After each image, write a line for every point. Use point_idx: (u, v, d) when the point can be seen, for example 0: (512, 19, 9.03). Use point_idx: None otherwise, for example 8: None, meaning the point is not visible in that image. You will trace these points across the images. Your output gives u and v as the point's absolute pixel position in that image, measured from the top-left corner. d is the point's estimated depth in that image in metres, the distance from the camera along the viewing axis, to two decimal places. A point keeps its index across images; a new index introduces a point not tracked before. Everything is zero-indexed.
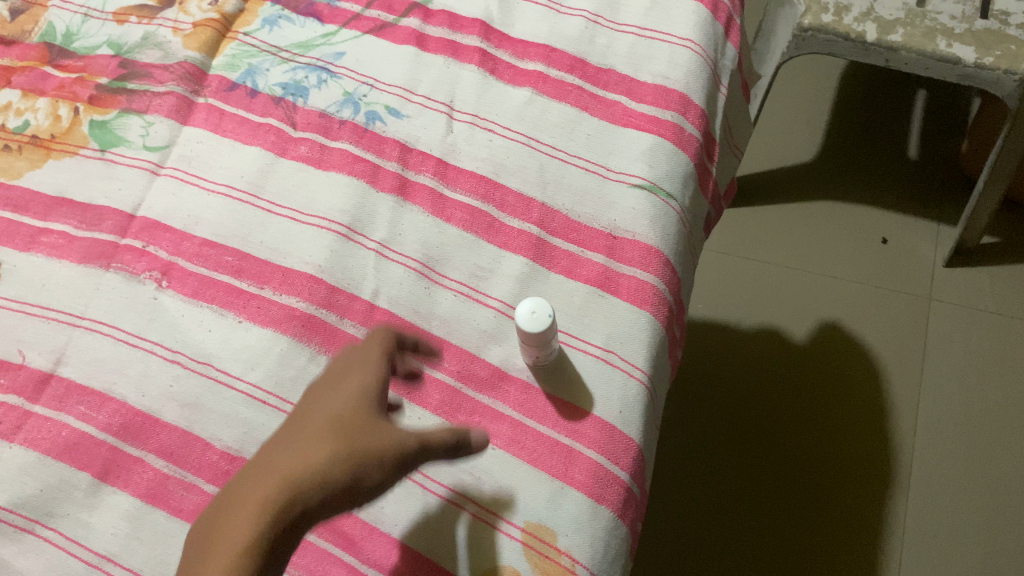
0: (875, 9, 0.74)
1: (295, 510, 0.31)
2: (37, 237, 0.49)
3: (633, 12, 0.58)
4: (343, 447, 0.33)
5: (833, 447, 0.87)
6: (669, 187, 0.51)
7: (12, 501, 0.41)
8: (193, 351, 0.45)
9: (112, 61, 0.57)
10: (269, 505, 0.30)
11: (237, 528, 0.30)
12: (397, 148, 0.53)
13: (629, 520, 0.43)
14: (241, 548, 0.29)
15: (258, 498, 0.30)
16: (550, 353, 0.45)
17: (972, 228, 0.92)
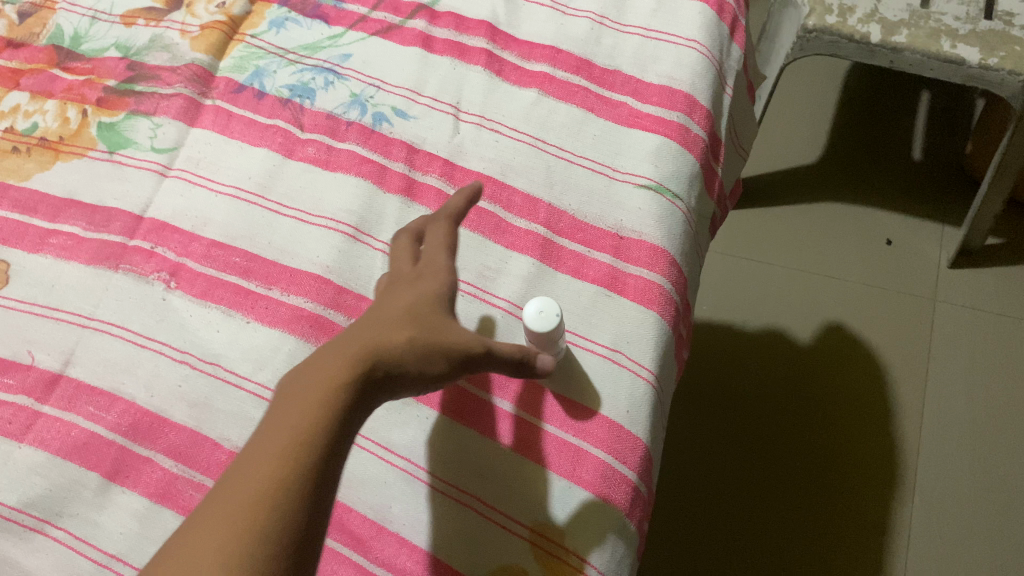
0: (879, 10, 0.73)
1: (375, 376, 0.31)
2: (46, 238, 0.50)
3: (639, 13, 0.58)
4: (420, 329, 0.34)
5: (839, 448, 0.87)
6: (676, 187, 0.51)
7: (23, 500, 0.42)
8: (202, 351, 0.46)
9: (120, 63, 0.57)
10: (355, 362, 0.31)
11: (323, 376, 0.30)
12: (404, 149, 0.53)
13: (636, 519, 0.43)
14: (327, 394, 0.29)
15: (344, 355, 0.31)
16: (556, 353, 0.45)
17: (976, 228, 0.91)
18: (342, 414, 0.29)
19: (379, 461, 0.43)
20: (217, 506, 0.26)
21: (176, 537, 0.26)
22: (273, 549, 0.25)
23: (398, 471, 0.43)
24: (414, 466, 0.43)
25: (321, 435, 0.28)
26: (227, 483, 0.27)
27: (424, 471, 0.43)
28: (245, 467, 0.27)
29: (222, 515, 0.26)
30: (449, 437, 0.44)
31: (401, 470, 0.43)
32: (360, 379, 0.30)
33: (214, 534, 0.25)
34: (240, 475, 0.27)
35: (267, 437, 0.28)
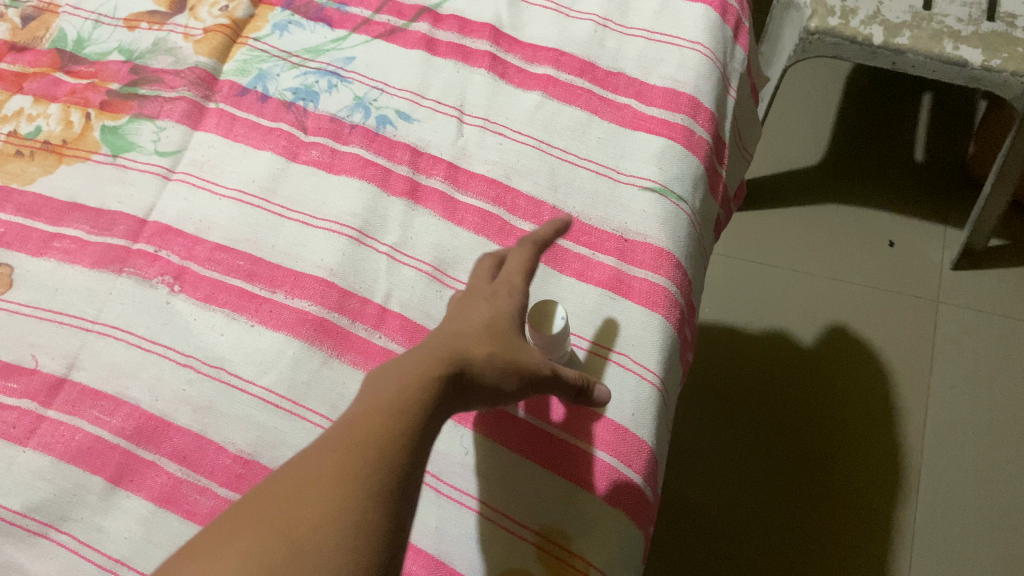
0: (882, 12, 0.73)
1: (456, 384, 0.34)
2: (50, 242, 0.50)
3: (642, 15, 0.58)
4: (495, 347, 0.36)
5: (843, 450, 0.86)
6: (680, 189, 0.51)
7: (26, 505, 0.42)
8: (206, 354, 0.46)
9: (123, 67, 0.57)
10: (441, 368, 0.33)
11: (415, 375, 0.32)
12: (408, 152, 0.53)
13: (644, 523, 0.43)
14: (418, 388, 0.32)
15: (431, 361, 0.33)
16: (561, 356, 0.45)
17: (979, 230, 0.91)
18: (430, 409, 0.32)
19: None
20: (323, 458, 0.29)
21: (281, 481, 0.29)
22: (378, 503, 0.28)
23: None
24: None
25: (412, 419, 0.31)
26: (330, 442, 0.30)
27: (429, 475, 0.43)
28: (347, 430, 0.30)
29: (328, 465, 0.29)
30: (454, 441, 0.44)
31: None
32: (444, 383, 0.33)
33: (322, 482, 0.28)
34: (343, 436, 0.30)
35: (366, 410, 0.31)
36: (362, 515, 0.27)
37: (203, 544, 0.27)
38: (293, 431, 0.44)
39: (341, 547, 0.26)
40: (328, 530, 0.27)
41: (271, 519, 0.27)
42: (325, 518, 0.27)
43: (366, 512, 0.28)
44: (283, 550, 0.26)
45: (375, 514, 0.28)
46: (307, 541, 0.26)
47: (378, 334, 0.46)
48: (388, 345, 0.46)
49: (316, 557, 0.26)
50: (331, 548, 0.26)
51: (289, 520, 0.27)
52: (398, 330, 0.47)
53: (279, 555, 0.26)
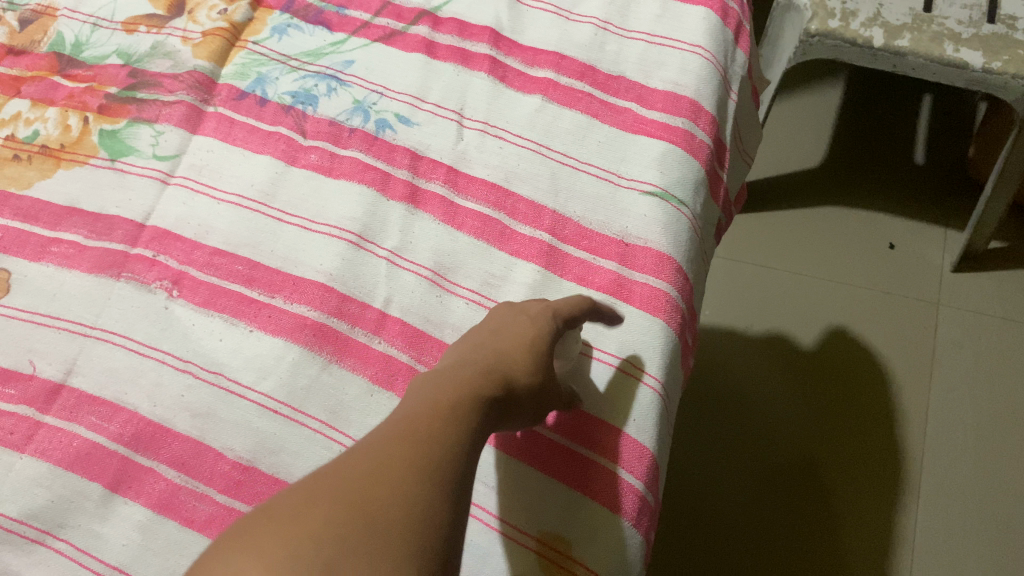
0: (881, 14, 0.73)
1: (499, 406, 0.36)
2: (48, 247, 0.49)
3: (642, 18, 0.58)
4: (531, 371, 0.38)
5: (844, 454, 0.86)
6: (681, 193, 0.51)
7: (24, 512, 0.41)
8: (205, 360, 0.45)
9: (121, 70, 0.57)
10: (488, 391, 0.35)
11: (468, 394, 0.34)
12: (407, 156, 0.53)
13: (646, 529, 0.42)
14: (471, 407, 0.34)
15: (479, 382, 0.35)
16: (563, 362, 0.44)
17: (980, 233, 0.91)
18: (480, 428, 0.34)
19: None
20: (391, 450, 0.30)
21: (347, 465, 0.29)
22: (444, 496, 0.29)
23: None
24: None
25: (466, 431, 0.33)
26: (393, 439, 0.31)
27: None
28: (411, 430, 0.31)
29: (397, 457, 0.30)
30: None
31: None
32: (491, 403, 0.35)
33: (393, 471, 0.29)
34: (407, 434, 0.31)
35: (426, 417, 0.32)
36: (430, 504, 0.29)
37: (273, 511, 0.27)
38: (292, 437, 0.43)
39: (414, 528, 0.28)
40: (401, 511, 0.28)
41: (345, 495, 0.28)
42: (398, 502, 0.28)
43: (434, 503, 0.29)
44: (360, 523, 0.27)
45: (442, 506, 0.29)
46: (384, 517, 0.27)
47: (377, 340, 0.46)
48: (388, 350, 0.46)
49: (394, 533, 0.27)
50: (406, 527, 0.27)
51: (363, 498, 0.28)
52: (397, 335, 0.46)
53: (356, 527, 0.27)
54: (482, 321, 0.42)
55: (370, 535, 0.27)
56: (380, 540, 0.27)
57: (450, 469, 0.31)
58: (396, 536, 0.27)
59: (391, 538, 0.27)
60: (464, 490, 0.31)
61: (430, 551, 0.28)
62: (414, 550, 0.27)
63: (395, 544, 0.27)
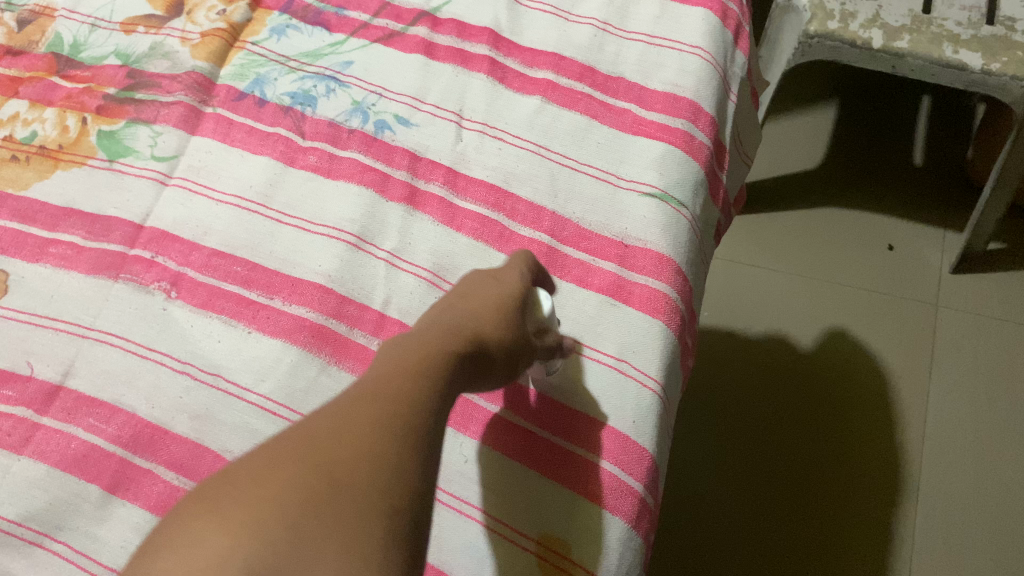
0: (881, 16, 0.73)
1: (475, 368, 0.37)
2: (45, 248, 0.49)
3: (642, 19, 0.58)
4: (502, 334, 0.40)
5: (844, 455, 0.86)
6: (680, 195, 0.51)
7: (21, 514, 0.41)
8: (203, 362, 0.45)
9: (119, 71, 0.56)
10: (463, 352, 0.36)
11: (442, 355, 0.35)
12: (406, 157, 0.52)
13: (644, 531, 0.42)
14: (446, 367, 0.35)
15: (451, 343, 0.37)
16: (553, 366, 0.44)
17: (979, 235, 0.91)
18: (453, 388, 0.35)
19: None
20: (354, 414, 0.31)
21: (312, 428, 0.30)
22: (412, 454, 0.30)
23: None
24: None
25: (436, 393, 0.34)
26: (359, 401, 0.31)
27: None
28: (374, 393, 0.32)
29: (361, 419, 0.30)
30: (452, 449, 0.43)
31: None
32: (464, 361, 0.36)
33: (356, 432, 0.30)
34: (370, 397, 0.32)
35: (391, 378, 0.33)
36: (397, 462, 0.29)
37: (240, 478, 0.28)
38: None
39: (380, 488, 0.28)
40: (366, 472, 0.29)
41: (309, 459, 0.29)
42: (363, 463, 0.29)
43: (402, 461, 0.30)
44: (325, 486, 0.28)
45: (410, 464, 0.30)
46: (349, 478, 0.28)
47: (376, 342, 0.46)
48: None
49: (362, 495, 0.28)
50: (372, 486, 0.28)
51: (327, 460, 0.29)
52: None
53: (322, 491, 0.28)
54: (454, 293, 0.43)
55: (334, 497, 0.27)
56: (348, 503, 0.27)
57: (417, 429, 0.31)
58: (364, 496, 0.28)
59: (358, 497, 0.28)
60: (434, 448, 0.32)
61: (400, 508, 0.28)
62: (381, 508, 0.28)
63: (361, 502, 0.28)
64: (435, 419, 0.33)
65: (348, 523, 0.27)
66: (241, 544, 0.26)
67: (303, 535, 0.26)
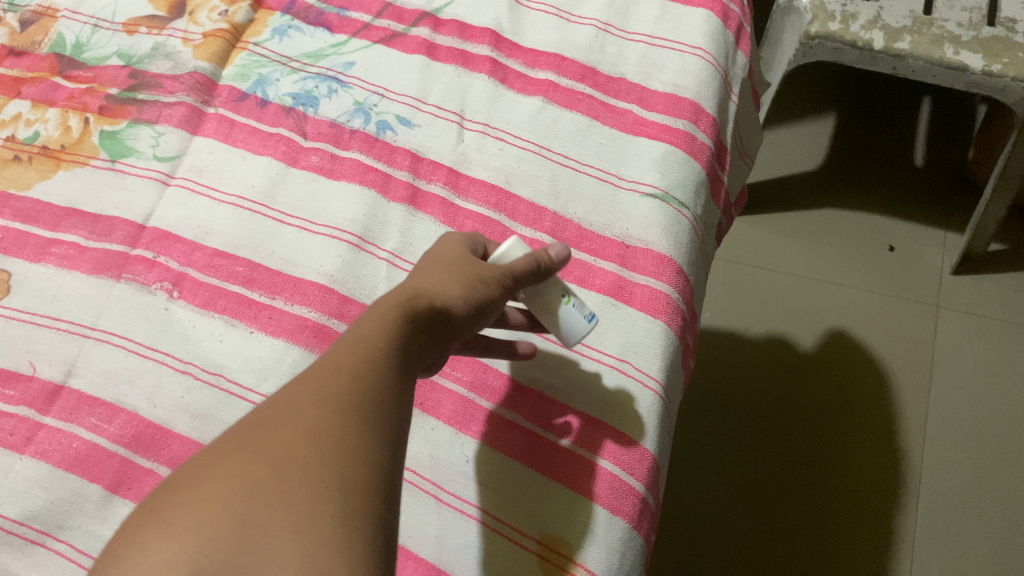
0: (881, 16, 0.73)
1: (417, 334, 0.34)
2: (48, 248, 0.49)
3: (643, 20, 0.58)
4: (448, 288, 0.37)
5: (844, 456, 0.86)
6: (681, 195, 0.51)
7: (23, 513, 0.41)
8: (205, 361, 0.45)
9: (121, 71, 0.57)
10: (397, 319, 0.34)
11: (371, 327, 0.33)
12: (408, 158, 0.52)
13: (645, 532, 0.42)
14: (379, 338, 0.33)
15: (381, 313, 0.34)
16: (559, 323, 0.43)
17: (980, 235, 0.91)
18: (398, 357, 0.33)
19: None
20: (302, 401, 0.30)
21: (261, 420, 0.30)
22: (363, 425, 0.29)
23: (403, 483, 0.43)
24: (419, 478, 0.43)
25: (383, 366, 0.32)
26: (308, 388, 0.31)
27: (429, 483, 0.43)
28: (322, 377, 0.31)
29: (309, 406, 0.30)
30: (454, 449, 0.43)
31: (407, 482, 0.43)
32: (407, 318, 0.34)
33: (305, 420, 0.29)
34: (319, 381, 0.31)
35: (339, 359, 0.32)
36: (349, 443, 0.28)
37: (188, 478, 0.28)
38: None
39: (333, 470, 0.27)
40: (315, 457, 0.28)
41: (256, 454, 0.28)
42: (311, 449, 0.28)
43: (354, 443, 0.29)
44: (273, 477, 0.27)
45: (365, 444, 0.29)
46: (297, 465, 0.27)
47: None
48: None
49: (312, 471, 0.27)
50: (322, 470, 0.27)
51: (274, 452, 0.28)
52: None
53: (270, 483, 0.27)
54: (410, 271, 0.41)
55: (282, 487, 0.27)
56: (298, 481, 0.27)
57: (370, 406, 0.30)
58: (314, 481, 0.27)
59: (308, 484, 0.27)
60: (394, 424, 0.31)
61: (356, 489, 0.27)
62: (335, 484, 0.27)
63: (312, 488, 0.27)
64: (391, 394, 0.31)
65: (298, 510, 0.26)
66: (184, 545, 0.25)
67: (251, 528, 0.26)
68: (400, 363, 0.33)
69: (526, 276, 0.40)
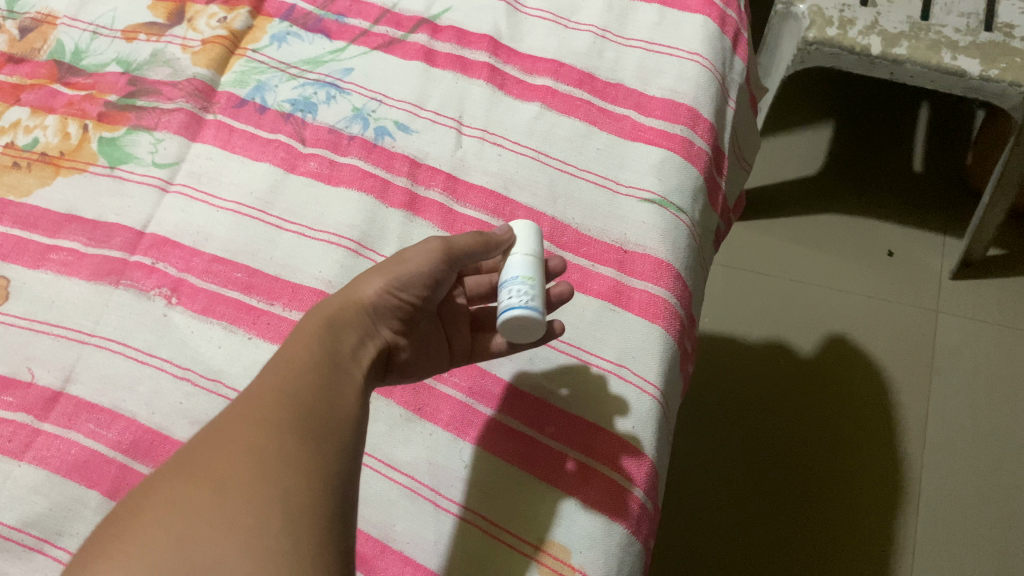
0: (879, 22, 0.73)
1: (351, 329, 0.39)
2: (46, 254, 0.49)
3: (641, 26, 0.58)
4: (375, 279, 0.41)
5: (846, 460, 0.85)
6: (679, 200, 0.51)
7: (21, 519, 0.41)
8: (204, 367, 0.45)
9: (120, 78, 0.57)
10: (327, 320, 0.39)
11: (303, 330, 0.38)
12: (406, 163, 0.53)
13: (643, 537, 0.42)
14: (311, 338, 0.37)
15: (314, 315, 0.39)
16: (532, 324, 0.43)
17: (979, 240, 0.91)
18: (331, 354, 0.37)
19: (382, 478, 0.43)
20: (239, 424, 0.32)
21: (201, 446, 0.31)
22: (296, 437, 0.31)
23: (401, 488, 0.43)
24: (417, 483, 0.43)
25: (311, 377, 0.35)
26: (244, 411, 0.32)
27: (428, 488, 0.43)
28: (258, 399, 0.33)
29: (246, 426, 0.31)
30: (452, 454, 0.43)
31: (405, 488, 0.43)
32: (328, 334, 0.38)
33: (243, 439, 0.31)
34: (255, 403, 0.33)
35: (272, 378, 0.34)
36: (290, 458, 0.30)
37: (131, 511, 0.29)
38: None
39: (276, 482, 0.29)
40: (257, 472, 0.29)
41: (198, 478, 0.30)
42: (253, 466, 0.30)
43: (295, 456, 0.31)
44: (217, 495, 0.29)
45: (306, 457, 0.31)
46: (239, 481, 0.29)
47: None
48: None
49: (249, 485, 0.29)
50: (264, 482, 0.29)
51: (216, 473, 0.30)
52: None
53: (215, 500, 0.28)
54: None
55: (227, 501, 0.28)
56: (237, 497, 0.29)
57: (307, 420, 0.33)
58: (257, 493, 0.29)
59: (251, 496, 0.28)
60: (332, 437, 0.33)
61: (300, 496, 0.29)
62: (272, 495, 0.29)
63: (255, 499, 0.28)
64: (326, 405, 0.34)
65: (244, 521, 0.28)
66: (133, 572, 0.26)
67: (195, 546, 0.27)
68: (333, 368, 0.36)
69: (464, 249, 0.43)
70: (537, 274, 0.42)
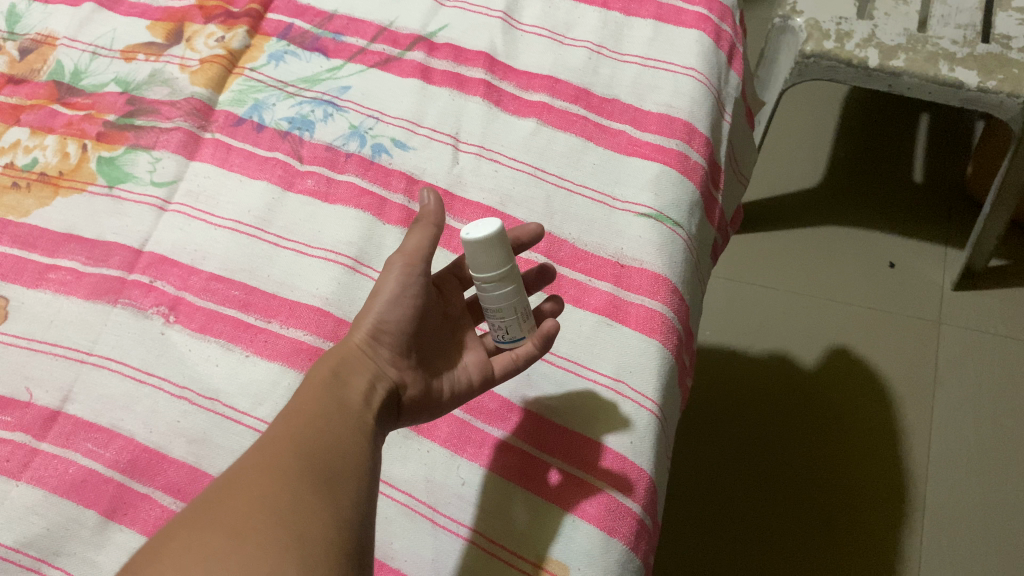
0: (876, 35, 0.73)
1: (358, 374, 0.39)
2: (45, 274, 0.49)
3: (636, 42, 0.58)
4: (362, 323, 0.42)
5: (850, 475, 0.84)
6: (676, 215, 0.51)
7: (18, 540, 0.41)
8: (201, 386, 0.45)
9: (119, 98, 0.57)
10: (333, 368, 0.39)
11: (311, 383, 0.38)
12: (403, 181, 0.53)
13: (642, 553, 0.42)
14: (319, 390, 0.37)
15: (320, 368, 0.39)
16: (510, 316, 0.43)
17: (979, 251, 0.90)
18: (339, 401, 0.37)
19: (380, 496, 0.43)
20: (251, 474, 0.32)
21: (212, 496, 0.31)
22: (308, 482, 0.32)
23: (399, 506, 0.42)
24: (415, 500, 0.43)
25: (322, 425, 0.35)
26: (256, 460, 0.33)
27: (425, 505, 0.42)
28: (271, 449, 0.33)
29: (258, 477, 0.31)
30: (450, 471, 0.43)
31: (402, 505, 0.42)
32: (334, 384, 0.38)
33: (258, 489, 0.31)
34: (266, 456, 0.33)
35: (284, 431, 0.34)
36: (303, 505, 0.31)
37: (143, 558, 0.28)
38: None
39: (292, 531, 0.29)
40: (272, 519, 0.29)
41: (212, 524, 0.29)
42: (268, 513, 0.30)
43: (309, 504, 0.31)
44: (233, 540, 0.28)
45: (320, 505, 0.31)
46: (254, 527, 0.29)
47: None
48: None
49: (265, 530, 0.29)
50: (280, 530, 0.29)
51: (231, 519, 0.29)
52: None
53: (230, 546, 0.28)
54: None
55: (241, 543, 0.28)
56: (253, 541, 0.28)
57: (318, 467, 0.33)
58: (274, 540, 0.29)
59: (269, 543, 0.28)
60: (344, 482, 0.33)
61: (316, 546, 0.29)
62: (287, 541, 0.29)
63: (270, 546, 0.28)
64: (336, 451, 0.34)
65: (260, 567, 0.27)
66: None
67: None
68: (344, 414, 0.36)
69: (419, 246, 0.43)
70: (503, 301, 0.42)
